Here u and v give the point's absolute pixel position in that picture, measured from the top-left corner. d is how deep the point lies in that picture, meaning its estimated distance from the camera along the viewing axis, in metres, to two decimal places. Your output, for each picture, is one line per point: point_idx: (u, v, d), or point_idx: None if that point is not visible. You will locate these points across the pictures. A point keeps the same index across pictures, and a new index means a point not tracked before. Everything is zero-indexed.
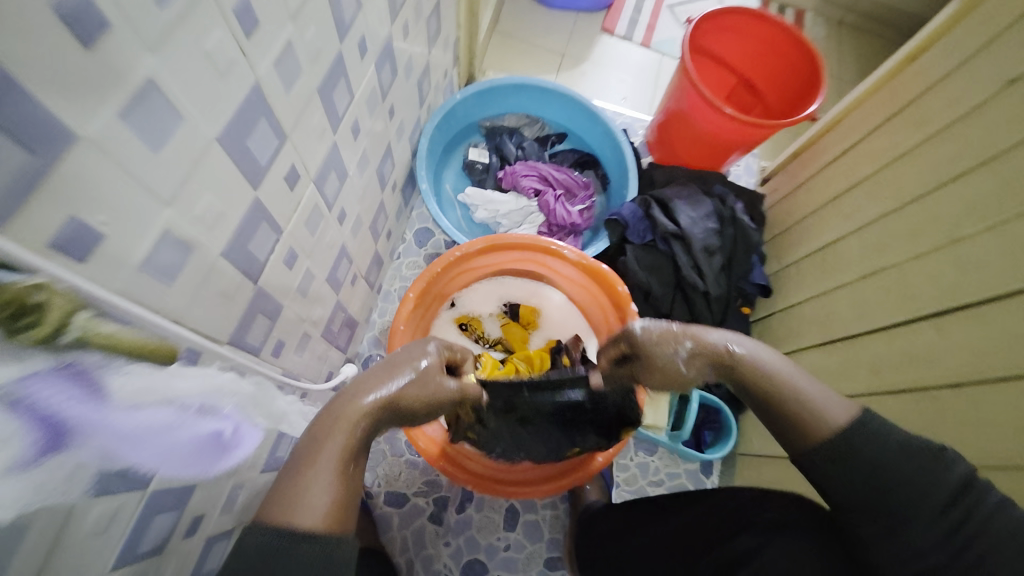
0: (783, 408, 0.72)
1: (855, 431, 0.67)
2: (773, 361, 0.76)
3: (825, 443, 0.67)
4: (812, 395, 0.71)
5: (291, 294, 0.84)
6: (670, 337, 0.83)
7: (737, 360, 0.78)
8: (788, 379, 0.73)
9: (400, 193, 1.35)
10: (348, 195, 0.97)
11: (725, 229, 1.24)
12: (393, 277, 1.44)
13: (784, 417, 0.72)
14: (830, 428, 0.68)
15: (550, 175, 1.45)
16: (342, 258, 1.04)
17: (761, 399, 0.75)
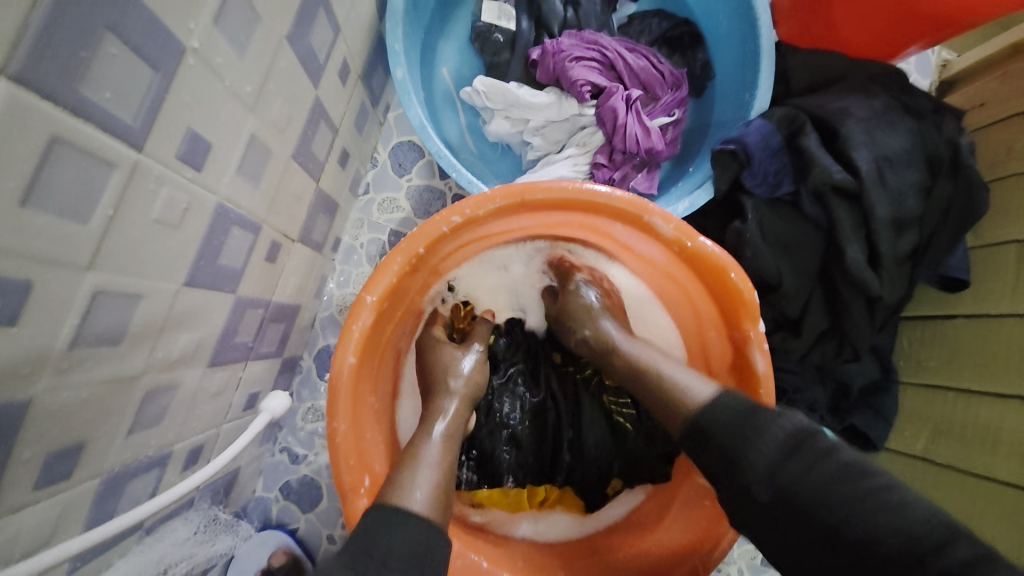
0: (732, 447, 0.49)
1: (716, 406, 0.52)
2: (641, 346, 0.63)
3: (684, 428, 0.53)
4: (681, 376, 0.56)
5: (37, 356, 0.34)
6: (597, 314, 0.68)
7: (701, 407, 0.53)
8: (653, 367, 0.59)
9: (360, 84, 0.76)
10: (198, 104, 0.41)
11: (938, 185, 0.74)
12: (358, 226, 0.90)
13: (731, 455, 0.49)
14: (758, 463, 0.47)
15: (620, 60, 0.84)
16: (218, 230, 0.50)
17: (722, 459, 0.50)
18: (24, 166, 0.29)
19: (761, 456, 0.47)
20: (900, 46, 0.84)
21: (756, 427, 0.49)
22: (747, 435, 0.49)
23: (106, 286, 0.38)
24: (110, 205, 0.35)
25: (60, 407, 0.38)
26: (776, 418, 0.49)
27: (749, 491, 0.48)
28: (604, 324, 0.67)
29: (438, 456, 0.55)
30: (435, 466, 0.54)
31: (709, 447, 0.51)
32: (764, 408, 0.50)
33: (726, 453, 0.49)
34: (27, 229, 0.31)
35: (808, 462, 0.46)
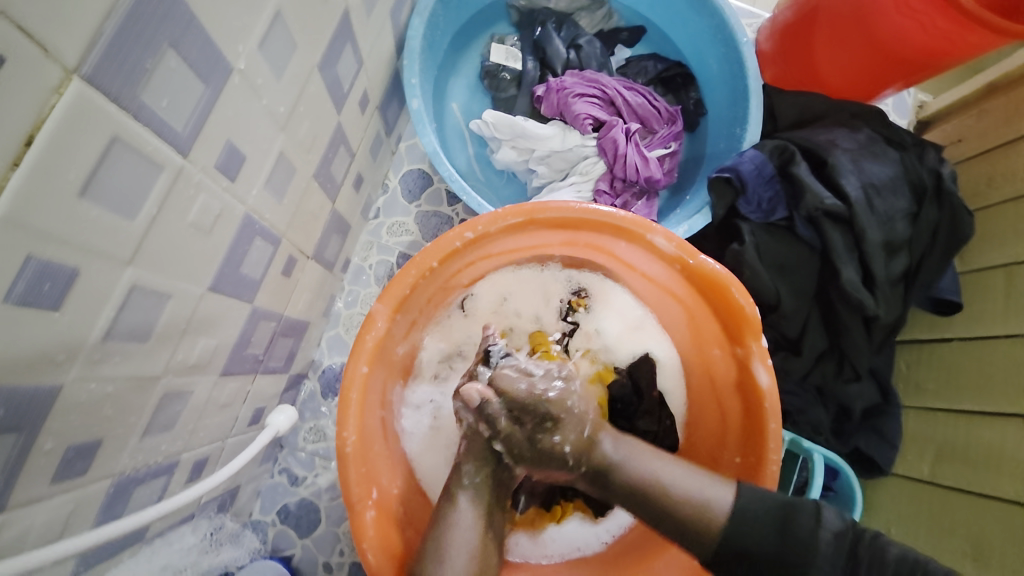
0: (790, 560, 0.52)
1: (749, 501, 0.54)
2: (646, 455, 0.58)
3: (711, 549, 0.54)
4: (690, 488, 0.55)
5: (56, 340, 0.35)
6: (594, 431, 0.58)
7: (728, 518, 0.53)
8: (658, 479, 0.56)
9: (376, 114, 0.81)
10: (237, 119, 0.45)
11: (922, 210, 0.79)
12: (368, 248, 0.93)
13: (783, 562, 0.53)
14: (822, 574, 0.52)
15: (619, 97, 0.91)
16: (243, 241, 0.53)
17: (777, 574, 0.53)
18: (84, 161, 0.32)
19: (819, 574, 0.52)
20: (876, 88, 0.91)
21: (802, 533, 0.53)
22: (800, 552, 0.52)
23: (141, 283, 0.40)
24: (154, 205, 0.39)
25: (83, 401, 0.40)
26: (817, 523, 0.53)
27: None
28: (603, 436, 0.58)
29: (474, 530, 0.56)
30: (470, 527, 0.56)
31: (740, 556, 0.54)
32: (801, 505, 0.54)
33: (781, 562, 0.53)
34: (81, 219, 0.34)
35: (855, 557, 0.52)
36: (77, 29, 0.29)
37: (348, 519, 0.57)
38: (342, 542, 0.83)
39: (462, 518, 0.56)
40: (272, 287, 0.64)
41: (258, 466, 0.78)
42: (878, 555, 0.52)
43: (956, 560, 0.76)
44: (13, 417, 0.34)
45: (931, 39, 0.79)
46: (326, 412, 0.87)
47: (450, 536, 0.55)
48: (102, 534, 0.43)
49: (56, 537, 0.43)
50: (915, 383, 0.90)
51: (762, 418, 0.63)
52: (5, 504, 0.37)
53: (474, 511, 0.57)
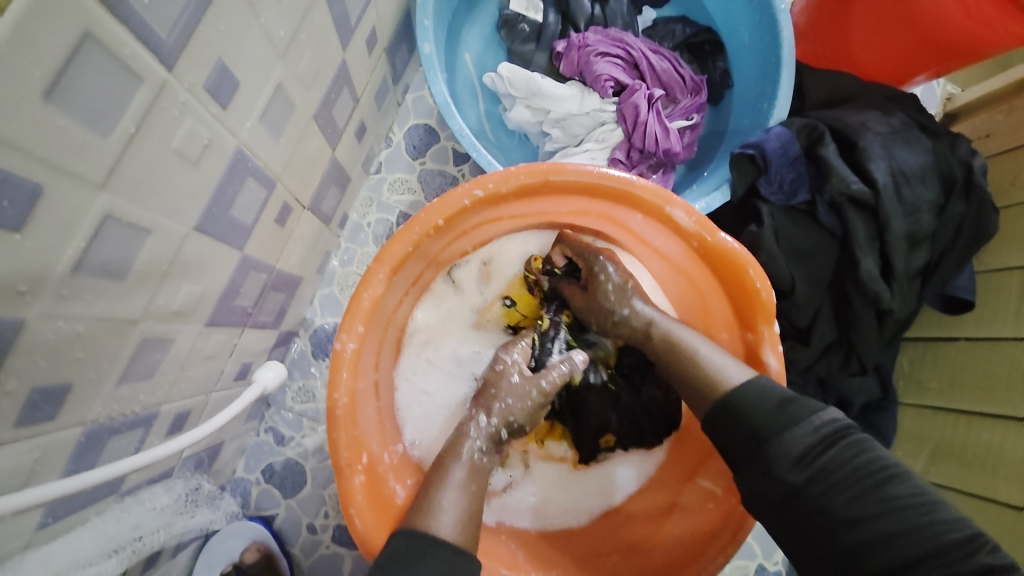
0: (762, 434, 0.49)
1: (750, 387, 0.51)
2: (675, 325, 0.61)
3: (714, 409, 0.53)
4: (716, 359, 0.55)
5: (13, 267, 0.31)
6: (633, 291, 0.64)
7: (736, 390, 0.52)
8: (684, 345, 0.58)
9: (384, 57, 0.75)
10: (231, 34, 0.40)
11: (948, 204, 0.76)
12: (367, 205, 0.88)
13: (759, 434, 0.49)
14: (796, 445, 0.48)
15: (643, 60, 0.85)
16: (233, 179, 0.48)
17: (750, 437, 0.50)
18: (49, 56, 0.28)
19: (793, 444, 0.48)
20: (910, 72, 0.86)
21: (785, 420, 0.49)
22: (778, 425, 0.49)
23: (116, 214, 0.36)
24: (132, 122, 0.34)
25: (50, 340, 0.36)
26: (812, 415, 0.49)
27: (782, 477, 0.48)
28: (636, 297, 0.64)
29: (465, 486, 0.53)
30: (461, 488, 0.52)
31: (730, 423, 0.51)
32: (804, 401, 0.50)
33: (756, 436, 0.50)
34: (43, 126, 0.29)
35: (841, 455, 0.47)
36: None
37: (337, 482, 0.54)
38: (327, 504, 0.81)
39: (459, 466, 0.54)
40: (265, 236, 0.60)
41: (244, 424, 0.75)
42: (855, 452, 0.47)
43: None
44: None
45: (973, 24, 0.74)
46: (316, 372, 0.83)
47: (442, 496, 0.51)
48: (73, 484, 0.40)
49: (19, 486, 0.39)
50: (912, 380, 0.89)
51: None
52: None
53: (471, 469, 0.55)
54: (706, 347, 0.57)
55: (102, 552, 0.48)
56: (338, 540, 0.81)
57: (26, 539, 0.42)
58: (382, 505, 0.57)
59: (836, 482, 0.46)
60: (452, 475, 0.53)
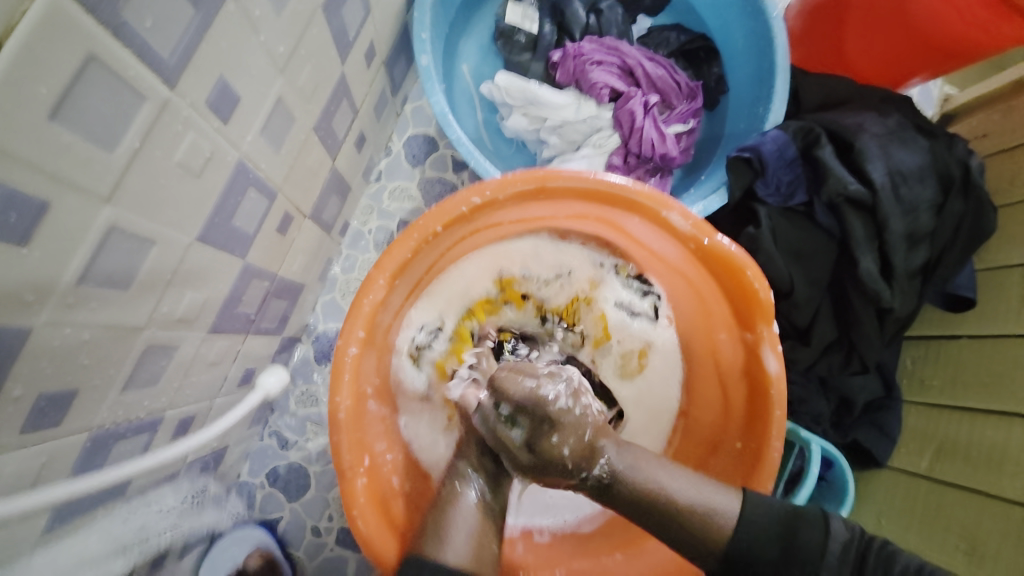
0: (792, 571, 0.48)
1: (754, 509, 0.50)
2: (655, 466, 0.52)
3: (721, 557, 0.50)
4: (702, 492, 0.51)
5: (21, 276, 0.32)
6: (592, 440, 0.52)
7: (735, 524, 0.49)
8: (659, 488, 0.51)
9: (383, 69, 0.77)
10: (233, 53, 0.42)
11: (948, 202, 0.76)
12: (368, 212, 0.89)
13: (787, 566, 0.49)
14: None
15: (638, 66, 0.86)
16: (236, 189, 0.49)
17: (779, 575, 0.49)
18: (58, 75, 0.29)
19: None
20: (906, 74, 0.86)
21: (802, 542, 0.49)
22: (797, 548, 0.48)
23: (121, 225, 0.38)
24: (137, 136, 0.36)
25: (57, 346, 0.37)
26: (826, 537, 0.49)
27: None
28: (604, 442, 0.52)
29: (472, 524, 0.53)
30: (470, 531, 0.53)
31: (746, 568, 0.49)
32: (809, 514, 0.50)
33: (790, 570, 0.49)
34: (51, 143, 0.31)
35: (860, 571, 0.47)
36: None
37: (338, 486, 0.55)
38: (330, 507, 0.81)
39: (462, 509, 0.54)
40: (268, 244, 0.61)
41: (247, 429, 0.76)
42: (887, 560, 0.47)
43: (948, 555, 0.74)
44: None
45: (966, 26, 0.75)
46: (318, 378, 0.84)
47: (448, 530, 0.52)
48: (71, 489, 0.40)
49: (27, 489, 0.40)
50: (919, 379, 0.88)
51: (769, 406, 0.60)
52: None
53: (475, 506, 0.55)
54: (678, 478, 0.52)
55: (110, 551, 0.49)
56: (341, 543, 0.81)
57: (35, 540, 0.42)
58: (384, 510, 0.57)
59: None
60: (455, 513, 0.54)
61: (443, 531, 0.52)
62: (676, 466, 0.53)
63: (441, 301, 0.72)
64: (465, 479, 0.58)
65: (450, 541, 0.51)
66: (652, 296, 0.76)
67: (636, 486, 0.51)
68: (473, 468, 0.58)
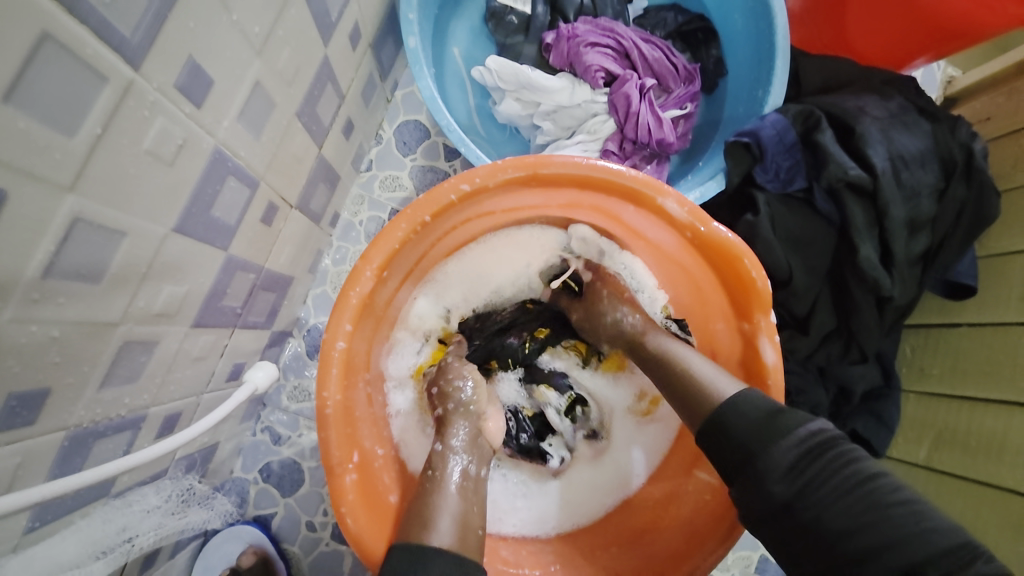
0: (754, 451, 0.47)
1: (745, 399, 0.50)
2: (673, 343, 0.61)
3: (706, 421, 0.52)
4: (691, 474, 0.51)
5: None
6: (645, 329, 0.64)
7: (732, 399, 0.51)
8: (677, 355, 0.58)
9: (369, 52, 0.74)
10: (203, 33, 0.40)
11: (950, 187, 0.74)
12: (358, 202, 0.87)
13: (744, 454, 0.48)
14: (785, 457, 0.46)
15: (634, 49, 0.84)
16: (213, 178, 0.47)
17: (737, 453, 0.48)
18: (7, 56, 0.28)
19: (783, 458, 0.46)
20: (906, 56, 0.83)
21: (776, 433, 0.47)
22: (765, 439, 0.47)
23: (86, 215, 0.36)
24: (99, 122, 0.34)
25: (24, 344, 0.36)
26: (799, 426, 0.47)
27: (768, 489, 0.46)
28: (651, 335, 0.63)
29: (457, 507, 0.53)
30: (452, 514, 0.52)
31: (717, 436, 0.50)
32: (789, 413, 0.48)
33: (745, 448, 0.48)
34: (2, 129, 0.29)
35: (831, 469, 0.45)
36: None
37: (328, 482, 0.54)
38: (325, 502, 0.81)
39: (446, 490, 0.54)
40: (252, 237, 0.59)
41: (237, 424, 0.75)
42: (844, 461, 0.45)
43: None
44: None
45: (971, 4, 0.72)
46: (311, 372, 0.83)
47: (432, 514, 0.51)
48: (55, 488, 0.39)
49: (2, 489, 0.39)
50: (917, 368, 0.87)
51: (765, 397, 0.60)
52: None
53: (460, 483, 0.56)
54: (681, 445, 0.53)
55: (90, 553, 0.47)
56: (337, 537, 0.81)
57: (14, 542, 0.42)
58: (374, 506, 0.56)
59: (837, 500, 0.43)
60: (449, 497, 0.54)
61: (430, 514, 0.51)
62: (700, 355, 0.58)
63: (444, 292, 0.72)
64: (456, 454, 0.58)
65: (430, 519, 0.51)
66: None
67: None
68: (465, 451, 0.59)
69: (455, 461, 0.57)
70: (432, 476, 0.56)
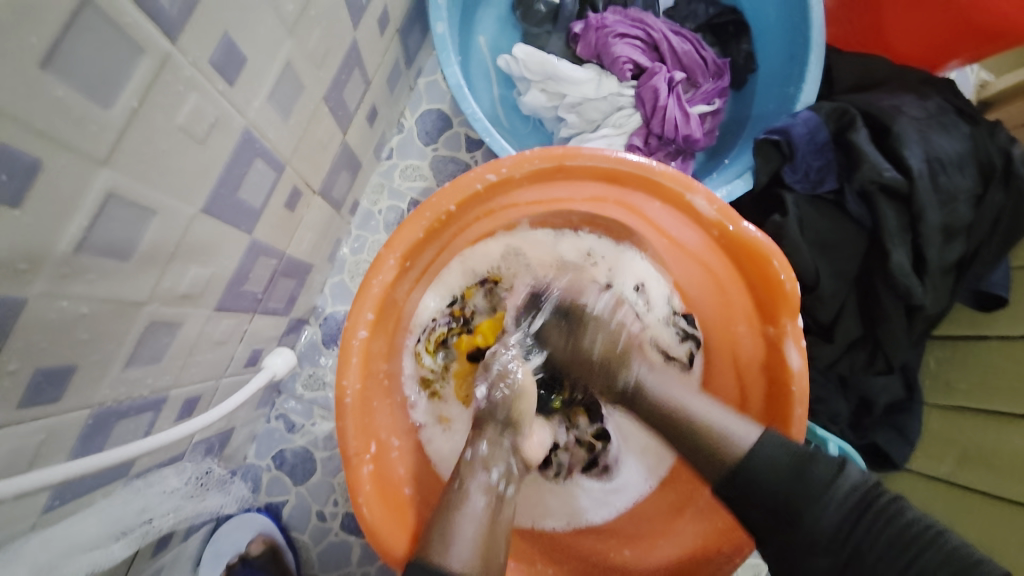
0: (789, 505, 0.47)
1: (765, 447, 0.50)
2: (671, 383, 0.57)
3: (722, 477, 0.51)
4: (717, 419, 0.53)
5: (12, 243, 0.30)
6: (626, 350, 0.60)
7: (751, 452, 0.50)
8: (685, 406, 0.54)
9: (396, 39, 0.73)
10: (240, 9, 0.39)
11: (986, 194, 0.71)
12: (378, 191, 0.87)
13: (788, 507, 0.47)
14: (825, 524, 0.46)
15: (663, 42, 0.82)
16: (241, 161, 0.47)
17: (774, 512, 0.48)
18: (44, 21, 0.27)
19: (824, 516, 0.46)
20: (944, 55, 0.81)
21: (810, 483, 0.47)
22: (805, 495, 0.47)
23: (119, 192, 0.35)
24: (135, 95, 0.33)
25: (53, 320, 0.35)
26: (836, 476, 0.47)
27: (813, 556, 0.47)
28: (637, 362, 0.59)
29: (479, 522, 0.51)
30: (476, 522, 0.51)
31: (748, 488, 0.49)
32: (821, 460, 0.49)
33: (786, 512, 0.48)
34: (40, 97, 0.29)
35: (874, 524, 0.45)
36: None
37: (343, 472, 0.53)
38: (336, 492, 0.81)
39: (472, 500, 0.53)
40: (276, 222, 0.59)
41: (254, 410, 0.75)
42: (890, 515, 0.45)
43: None
44: None
45: None
46: (326, 361, 0.83)
47: (454, 528, 0.50)
48: (77, 467, 0.39)
49: (26, 466, 0.39)
50: (943, 381, 0.84)
51: (790, 402, 0.58)
52: None
53: (486, 494, 0.54)
54: (710, 407, 0.54)
55: (110, 535, 0.47)
56: (347, 527, 0.81)
57: (32, 521, 0.41)
58: (391, 499, 0.56)
59: (892, 558, 0.44)
60: (468, 507, 0.52)
61: (450, 535, 0.50)
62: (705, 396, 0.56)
63: (454, 285, 0.70)
64: (485, 469, 0.55)
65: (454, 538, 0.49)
66: (691, 343, 0.73)
67: (657, 397, 0.56)
68: (491, 463, 0.56)
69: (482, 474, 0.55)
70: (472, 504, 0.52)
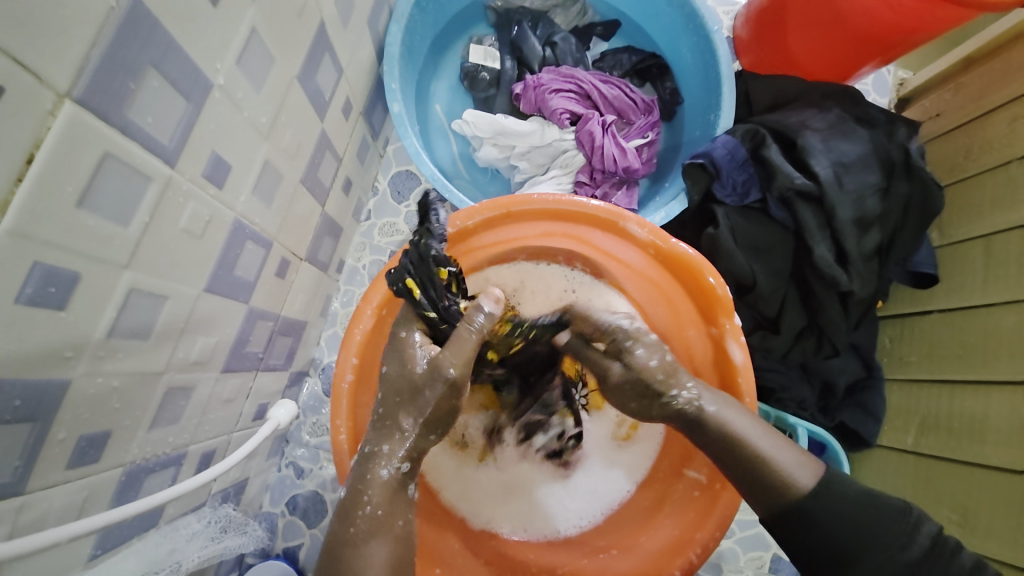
0: (805, 510, 0.51)
1: (826, 487, 0.51)
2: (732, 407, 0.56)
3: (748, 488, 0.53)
4: (778, 454, 0.53)
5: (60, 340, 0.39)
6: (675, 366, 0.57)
7: (810, 492, 0.51)
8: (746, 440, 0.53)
9: (361, 120, 0.85)
10: (222, 131, 0.50)
11: (892, 185, 0.80)
12: (361, 249, 0.97)
13: (795, 511, 0.51)
14: (827, 527, 0.50)
15: (594, 90, 0.93)
16: (234, 244, 0.56)
17: (832, 549, 0.50)
18: (80, 174, 0.37)
19: (829, 520, 0.50)
20: (854, 67, 0.91)
21: (823, 498, 0.51)
22: (813, 502, 0.51)
23: (138, 286, 0.45)
24: (147, 212, 0.43)
25: (92, 394, 0.44)
26: (841, 488, 0.52)
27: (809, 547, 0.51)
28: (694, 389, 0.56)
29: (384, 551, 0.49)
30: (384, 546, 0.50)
31: (810, 524, 0.51)
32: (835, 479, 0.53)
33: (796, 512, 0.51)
34: (80, 228, 0.38)
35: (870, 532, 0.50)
36: (66, 55, 0.33)
37: None
38: None
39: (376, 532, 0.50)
40: (268, 290, 0.68)
41: (264, 461, 0.82)
42: (886, 525, 0.50)
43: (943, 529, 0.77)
44: (28, 410, 0.39)
45: (898, 16, 0.79)
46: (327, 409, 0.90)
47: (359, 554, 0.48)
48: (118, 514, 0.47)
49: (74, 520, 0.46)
50: (898, 357, 0.91)
51: (737, 394, 0.65)
52: (25, 488, 0.41)
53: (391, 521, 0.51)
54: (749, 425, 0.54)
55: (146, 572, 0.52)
56: None
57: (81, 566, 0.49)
58: None
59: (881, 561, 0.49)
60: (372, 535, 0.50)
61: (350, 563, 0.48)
62: (760, 422, 0.55)
63: None
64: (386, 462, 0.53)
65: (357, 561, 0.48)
66: None
67: (726, 426, 0.54)
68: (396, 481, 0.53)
69: (383, 462, 0.52)
70: (370, 518, 0.50)
